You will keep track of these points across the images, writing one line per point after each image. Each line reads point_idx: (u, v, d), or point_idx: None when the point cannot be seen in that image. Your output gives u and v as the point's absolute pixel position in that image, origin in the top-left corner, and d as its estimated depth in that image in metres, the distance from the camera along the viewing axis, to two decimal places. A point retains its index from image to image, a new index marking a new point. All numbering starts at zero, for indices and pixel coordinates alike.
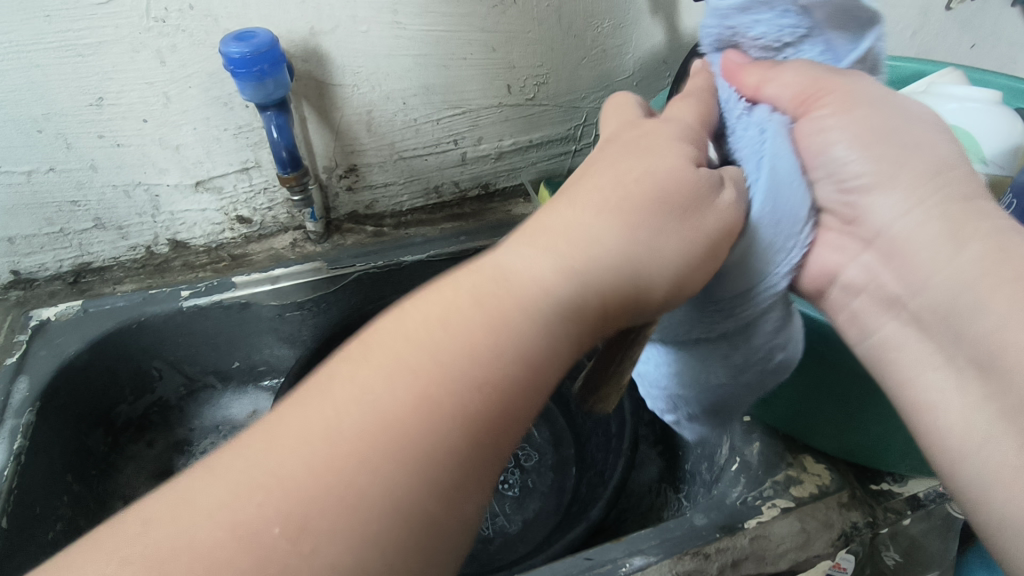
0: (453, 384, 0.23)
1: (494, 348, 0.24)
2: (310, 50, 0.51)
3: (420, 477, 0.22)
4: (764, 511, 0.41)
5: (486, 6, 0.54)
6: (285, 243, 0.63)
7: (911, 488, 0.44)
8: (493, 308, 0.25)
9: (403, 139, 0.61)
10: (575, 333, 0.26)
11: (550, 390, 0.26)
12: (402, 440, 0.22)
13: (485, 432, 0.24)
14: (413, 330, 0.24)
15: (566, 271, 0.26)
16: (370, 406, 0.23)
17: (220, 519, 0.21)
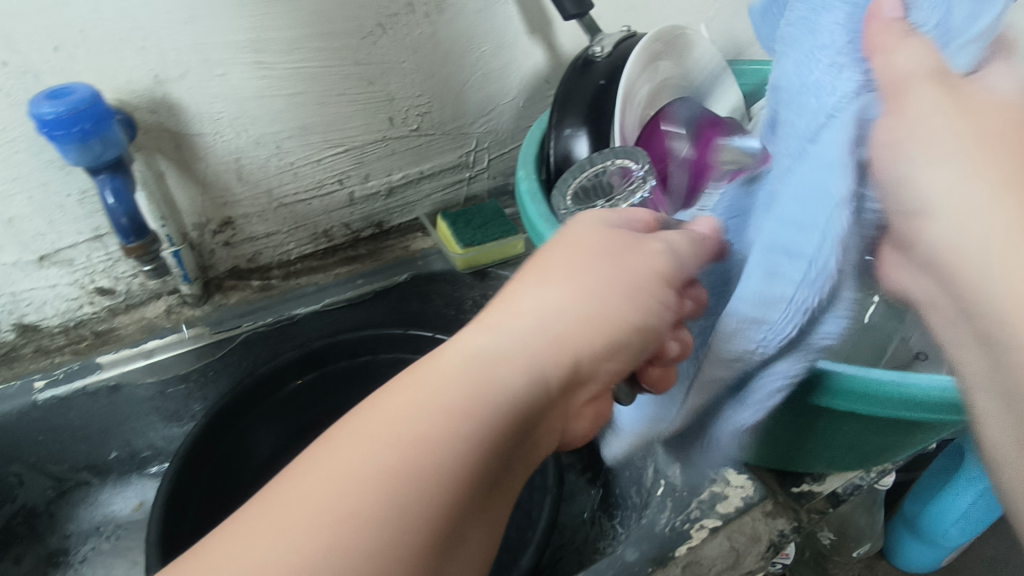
0: (421, 448, 0.24)
1: (468, 418, 0.25)
2: (158, 99, 0.46)
3: (382, 563, 0.22)
4: (693, 535, 0.40)
5: (357, 38, 0.50)
6: (158, 311, 0.57)
7: (830, 486, 0.43)
8: (470, 378, 0.26)
9: (280, 185, 0.56)
10: (538, 396, 0.27)
11: (510, 459, 0.27)
12: (382, 509, 0.23)
13: (451, 508, 0.24)
14: (397, 408, 0.25)
15: (524, 337, 0.28)
16: (337, 498, 0.23)
17: None
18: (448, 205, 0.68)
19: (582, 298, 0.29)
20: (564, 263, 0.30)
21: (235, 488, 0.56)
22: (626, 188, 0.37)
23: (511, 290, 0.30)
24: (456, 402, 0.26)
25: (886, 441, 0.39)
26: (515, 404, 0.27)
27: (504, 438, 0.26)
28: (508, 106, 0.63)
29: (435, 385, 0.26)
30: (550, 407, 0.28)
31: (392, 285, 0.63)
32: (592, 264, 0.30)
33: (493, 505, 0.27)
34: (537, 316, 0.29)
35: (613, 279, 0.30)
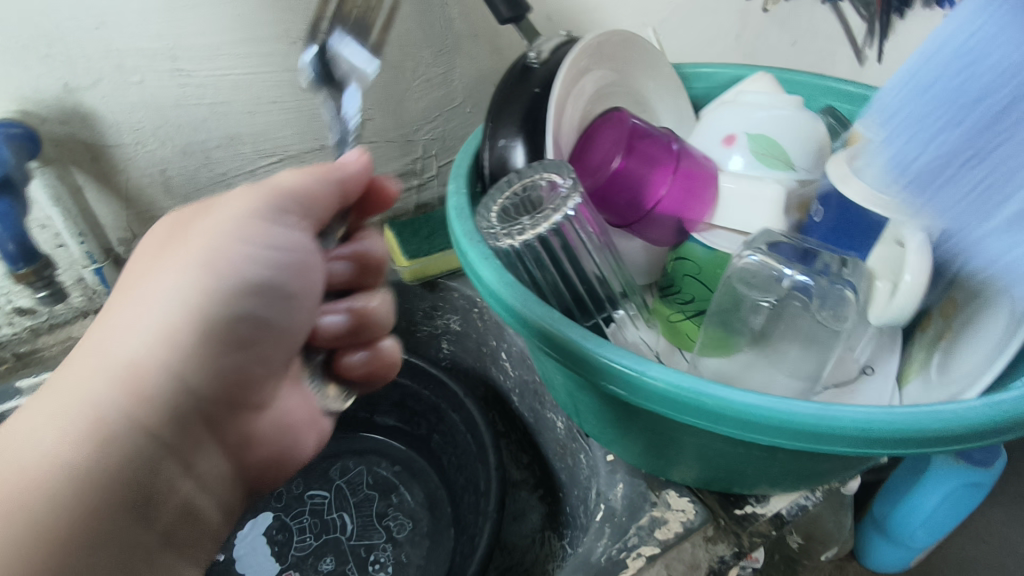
0: (133, 401, 0.28)
1: (161, 365, 0.29)
2: (69, 109, 0.44)
3: (93, 494, 0.27)
4: (630, 565, 0.38)
5: (286, 43, 0.47)
6: (84, 330, 0.54)
7: (774, 507, 0.42)
8: (152, 339, 0.29)
9: (213, 197, 0.53)
10: (232, 362, 0.31)
11: (216, 403, 0.31)
12: (63, 474, 0.26)
13: (161, 435, 0.29)
14: (88, 370, 0.29)
15: (185, 305, 0.30)
16: (23, 465, 0.26)
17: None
18: (397, 214, 0.65)
19: (202, 278, 0.30)
20: (227, 210, 0.32)
21: None
22: (555, 200, 0.36)
23: (165, 259, 0.31)
24: (140, 357, 0.29)
25: (825, 464, 0.37)
26: (193, 357, 0.30)
27: (193, 397, 0.30)
28: (455, 111, 0.60)
29: (114, 341, 0.29)
30: (232, 363, 0.31)
31: None
32: (231, 244, 0.31)
33: (195, 452, 0.31)
34: (210, 277, 0.31)
35: (281, 243, 0.32)
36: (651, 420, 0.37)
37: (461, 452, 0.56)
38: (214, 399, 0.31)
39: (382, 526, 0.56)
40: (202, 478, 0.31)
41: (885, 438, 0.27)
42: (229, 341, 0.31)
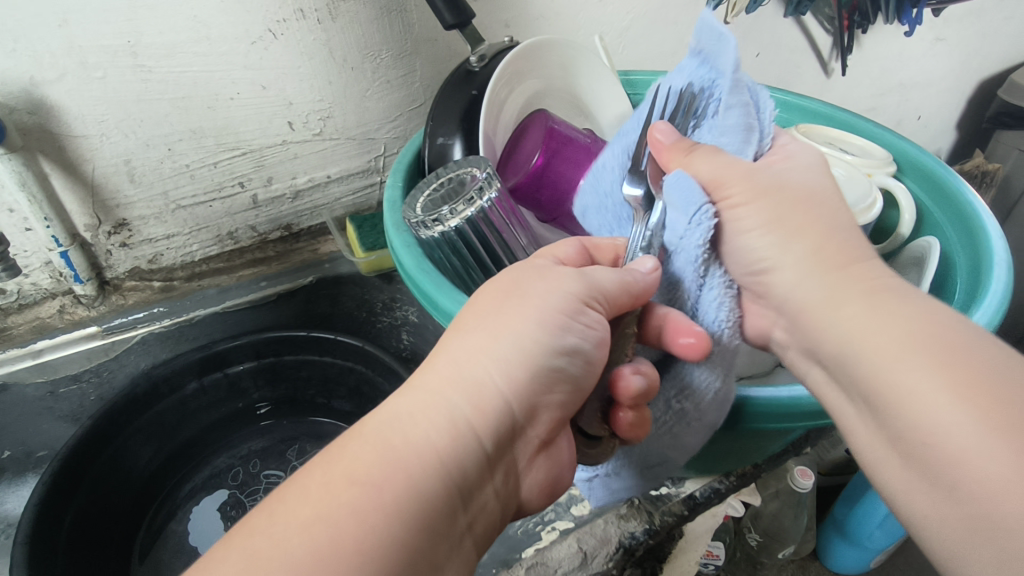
0: (309, 524, 0.24)
1: (376, 475, 0.25)
2: (35, 101, 0.47)
3: (353, 530, 0.23)
4: (543, 537, 0.41)
5: (244, 44, 0.50)
6: (51, 312, 0.58)
7: (687, 489, 0.44)
8: (389, 462, 0.26)
9: (177, 187, 0.56)
10: (430, 443, 0.26)
11: (360, 556, 0.23)
12: (330, 557, 0.23)
13: (402, 518, 0.24)
14: (323, 497, 0.24)
15: (450, 428, 0.27)
16: (317, 541, 0.23)
17: (304, 550, 0.23)
18: (360, 209, 0.68)
19: (502, 363, 0.28)
20: (508, 321, 0.29)
21: (120, 505, 0.55)
22: (474, 189, 0.39)
23: (423, 373, 0.29)
24: (310, 491, 0.25)
25: (741, 444, 0.40)
26: (462, 452, 0.27)
27: (438, 487, 0.26)
28: (415, 112, 0.62)
29: (408, 434, 0.26)
30: (420, 506, 0.25)
31: (297, 287, 0.65)
32: (554, 295, 0.30)
33: (448, 564, 0.26)
34: (476, 387, 0.28)
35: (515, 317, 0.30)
36: None
37: None
38: (420, 503, 0.25)
39: None
40: (395, 550, 0.24)
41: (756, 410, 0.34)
42: (397, 466, 0.25)
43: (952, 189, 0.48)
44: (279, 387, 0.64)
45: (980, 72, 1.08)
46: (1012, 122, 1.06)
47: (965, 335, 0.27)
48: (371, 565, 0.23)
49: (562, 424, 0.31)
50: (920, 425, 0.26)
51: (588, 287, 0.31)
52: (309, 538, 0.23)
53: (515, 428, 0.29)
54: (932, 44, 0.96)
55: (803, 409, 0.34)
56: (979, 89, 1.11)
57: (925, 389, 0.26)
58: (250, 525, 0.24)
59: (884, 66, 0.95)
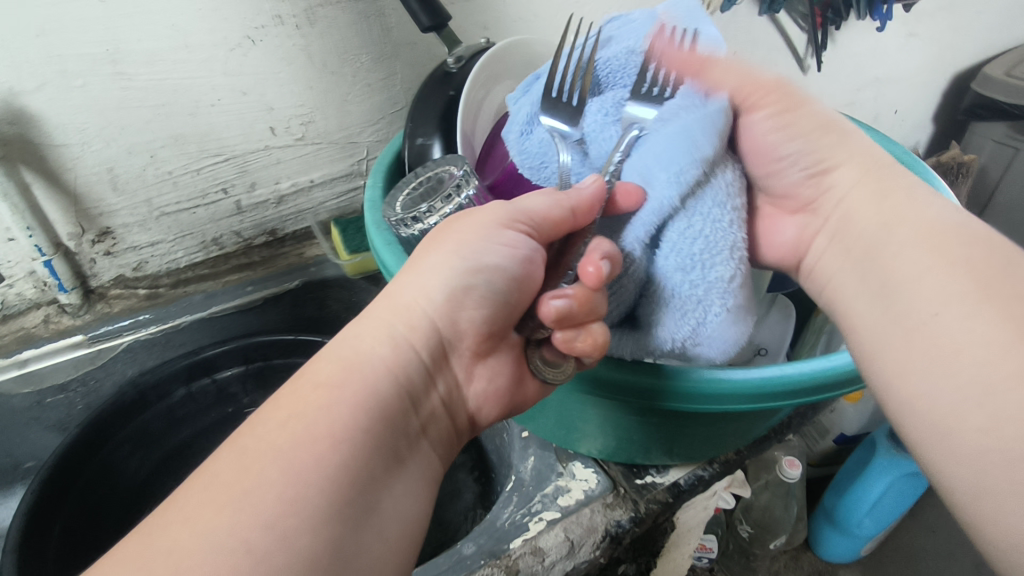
0: (285, 426, 0.26)
1: (335, 381, 0.28)
2: (15, 110, 0.47)
3: (320, 423, 0.26)
4: (530, 527, 0.42)
5: (223, 50, 0.51)
6: (35, 321, 0.58)
7: (671, 477, 0.45)
8: (343, 374, 0.29)
9: (159, 195, 0.57)
10: (377, 356, 0.30)
11: (330, 432, 0.26)
12: (309, 440, 0.26)
13: (362, 409, 0.28)
14: (296, 405, 0.27)
15: (392, 340, 0.30)
16: (296, 434, 0.26)
17: (283, 446, 0.26)
18: (344, 213, 0.69)
19: (435, 285, 0.31)
20: (431, 258, 0.32)
21: (109, 512, 0.54)
22: (452, 184, 0.40)
23: (374, 305, 0.32)
24: (276, 409, 0.27)
25: (723, 430, 0.41)
26: (408, 359, 0.30)
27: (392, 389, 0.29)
28: (397, 115, 0.63)
29: (357, 350, 0.30)
30: (379, 406, 0.28)
31: (284, 291, 0.65)
32: (482, 239, 0.32)
33: (409, 457, 0.29)
34: (412, 309, 0.31)
35: (446, 245, 0.32)
36: (567, 397, 0.39)
37: None
38: (375, 401, 0.28)
39: None
40: (360, 440, 0.27)
41: (778, 393, 0.34)
42: (353, 373, 0.29)
43: (919, 179, 0.49)
44: (268, 392, 0.64)
45: (952, 67, 1.11)
46: (985, 113, 1.08)
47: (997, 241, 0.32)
48: (340, 444, 0.26)
49: (495, 339, 0.34)
50: (918, 295, 0.32)
51: (514, 211, 0.33)
52: (280, 430, 0.26)
53: (451, 344, 0.32)
54: (904, 40, 0.98)
55: (777, 387, 0.34)
56: (952, 83, 1.13)
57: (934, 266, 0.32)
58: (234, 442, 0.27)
59: (860, 63, 0.97)
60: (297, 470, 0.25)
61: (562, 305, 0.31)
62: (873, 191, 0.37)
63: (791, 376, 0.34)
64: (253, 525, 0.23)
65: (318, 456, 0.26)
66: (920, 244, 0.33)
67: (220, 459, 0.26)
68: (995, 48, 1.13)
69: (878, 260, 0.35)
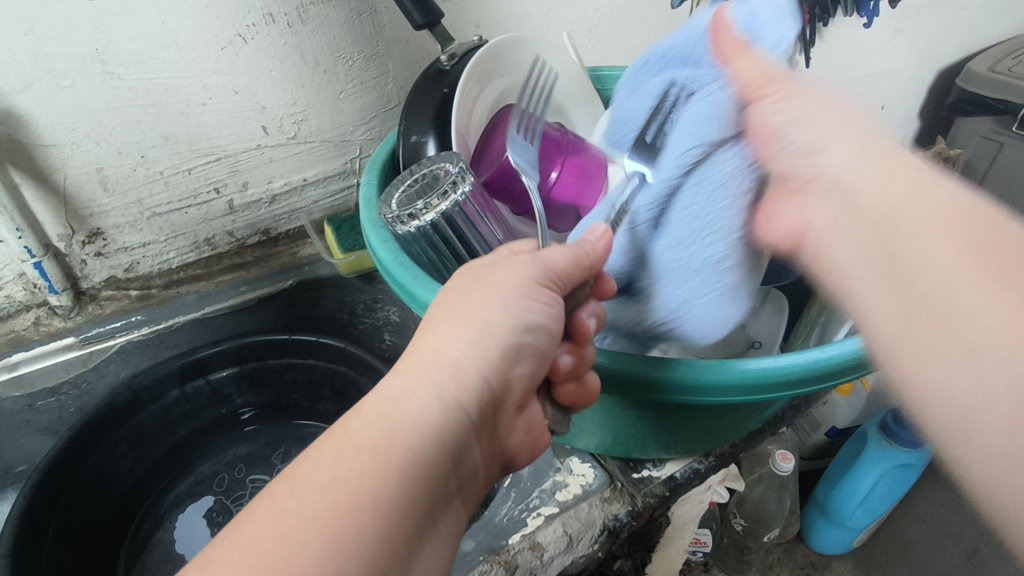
0: (326, 492, 0.26)
1: (378, 443, 0.27)
2: (3, 110, 0.46)
3: (363, 492, 0.26)
4: (528, 523, 0.42)
5: (214, 49, 0.51)
6: (26, 324, 0.58)
7: (667, 471, 0.45)
8: (384, 438, 0.27)
9: (151, 195, 0.56)
10: (420, 415, 0.28)
11: (371, 502, 0.26)
12: (347, 506, 0.25)
13: (404, 476, 0.27)
14: (336, 466, 0.27)
15: (438, 401, 0.29)
16: (334, 497, 0.26)
17: (320, 511, 0.25)
18: (338, 212, 0.69)
19: (472, 343, 0.30)
20: (472, 311, 0.31)
21: (103, 516, 0.54)
22: (447, 181, 0.40)
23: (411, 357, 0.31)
24: (319, 471, 0.27)
25: (719, 423, 0.41)
26: (455, 421, 0.29)
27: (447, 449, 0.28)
28: (389, 113, 0.63)
29: (404, 404, 0.29)
30: (421, 474, 0.27)
31: (278, 291, 0.65)
32: (510, 297, 0.31)
33: (441, 515, 0.29)
34: (450, 367, 0.30)
35: (480, 299, 0.32)
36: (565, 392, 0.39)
37: None
38: (416, 468, 0.27)
39: None
40: (398, 507, 0.26)
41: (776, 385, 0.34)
42: (394, 436, 0.27)
43: None
44: (262, 392, 0.64)
45: (938, 63, 1.12)
46: (972, 108, 1.09)
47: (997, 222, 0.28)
48: (379, 516, 0.26)
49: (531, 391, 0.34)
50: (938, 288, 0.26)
51: (543, 269, 0.32)
52: (319, 492, 0.26)
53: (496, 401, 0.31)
54: (892, 35, 0.99)
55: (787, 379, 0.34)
56: (938, 78, 1.15)
57: (947, 269, 0.27)
58: (271, 493, 0.27)
59: (848, 59, 0.97)
60: (337, 538, 0.25)
61: (570, 361, 0.35)
62: (880, 169, 0.29)
63: (788, 371, 0.34)
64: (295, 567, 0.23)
65: (355, 526, 0.25)
66: (938, 226, 0.27)
67: (258, 510, 0.26)
68: (980, 44, 1.14)
69: (887, 233, 0.28)
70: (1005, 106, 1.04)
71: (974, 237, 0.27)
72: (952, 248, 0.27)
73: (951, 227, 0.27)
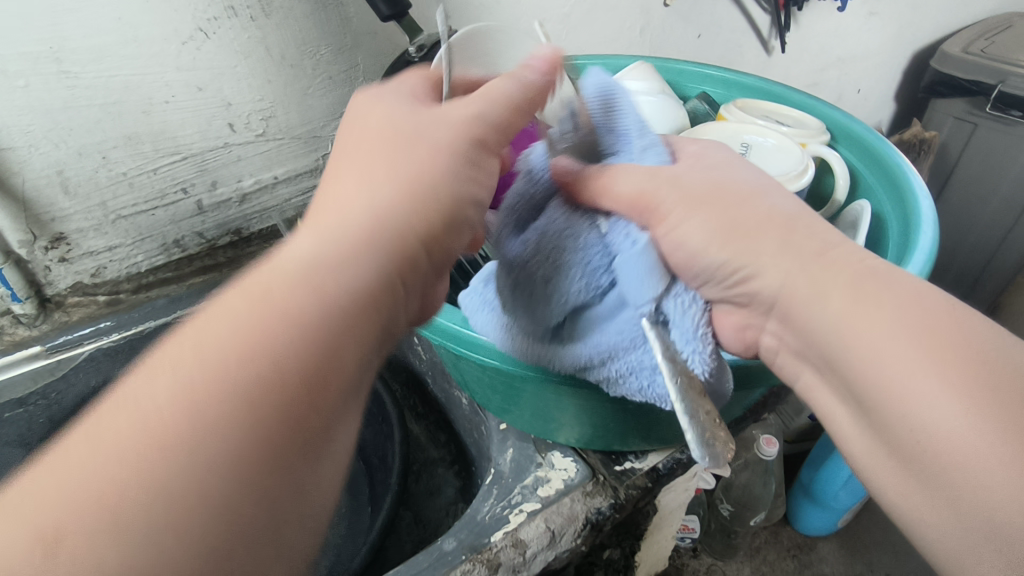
0: (177, 404, 0.20)
1: (270, 316, 0.22)
2: None
3: (214, 420, 0.20)
4: (511, 520, 0.41)
5: (175, 44, 0.49)
6: None
7: (650, 462, 0.45)
8: (267, 295, 0.22)
9: (115, 197, 0.55)
10: (309, 254, 0.24)
11: (216, 430, 0.20)
12: (186, 396, 0.20)
13: (278, 406, 0.21)
14: (202, 338, 0.21)
15: (326, 242, 0.25)
16: (160, 412, 0.20)
17: (155, 403, 0.20)
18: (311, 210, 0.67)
19: (393, 207, 0.27)
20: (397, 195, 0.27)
21: None
22: None
23: (328, 203, 0.27)
24: (177, 378, 0.21)
25: None
26: (351, 260, 0.24)
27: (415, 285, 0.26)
28: None
29: (338, 212, 0.26)
30: (290, 422, 0.21)
31: None
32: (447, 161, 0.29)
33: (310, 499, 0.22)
34: (355, 216, 0.26)
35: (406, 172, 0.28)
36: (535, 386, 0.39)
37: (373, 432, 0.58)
38: (293, 395, 0.21)
39: None
40: (245, 463, 0.20)
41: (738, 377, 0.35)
42: (279, 314, 0.22)
43: (882, 155, 0.50)
44: None
45: (911, 45, 1.13)
46: (946, 90, 1.10)
47: (965, 316, 0.27)
48: (227, 440, 0.20)
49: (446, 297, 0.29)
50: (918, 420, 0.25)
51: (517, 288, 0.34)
52: (163, 377, 0.20)
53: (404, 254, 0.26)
54: (866, 18, 0.99)
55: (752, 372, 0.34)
56: (912, 61, 1.16)
57: (922, 382, 0.25)
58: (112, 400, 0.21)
59: (823, 43, 0.97)
60: (152, 466, 0.19)
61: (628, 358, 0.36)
62: (842, 280, 0.29)
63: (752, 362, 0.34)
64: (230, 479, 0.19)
65: (183, 473, 0.19)
66: (920, 340, 0.26)
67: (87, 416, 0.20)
68: (951, 26, 1.15)
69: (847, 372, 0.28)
70: (979, 87, 1.05)
71: (954, 348, 0.25)
72: (928, 361, 0.25)
73: (926, 346, 0.26)
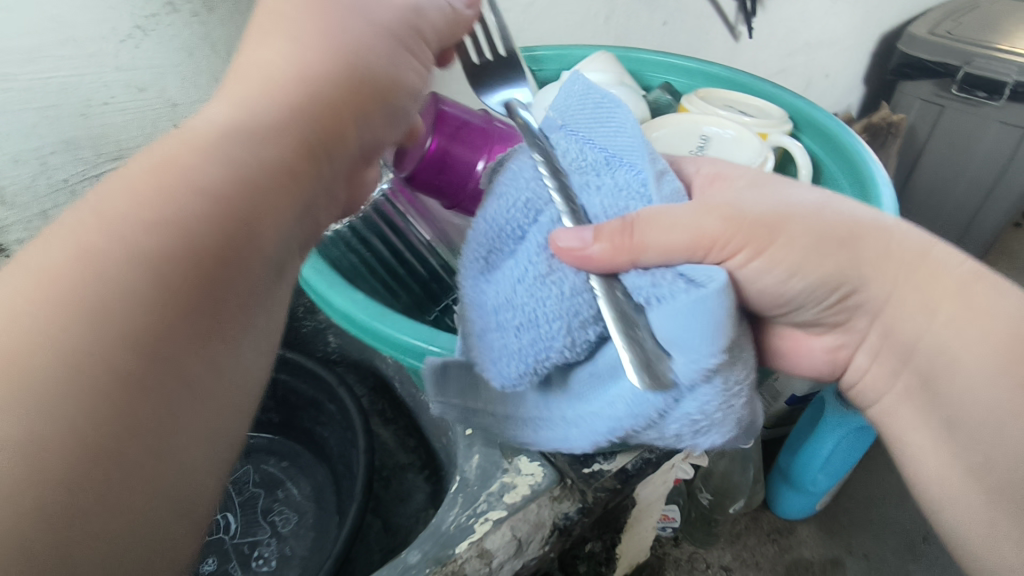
0: (92, 257, 0.21)
1: (185, 179, 0.23)
2: None
3: (135, 252, 0.21)
4: (476, 529, 0.40)
5: (114, 42, 0.46)
6: None
7: (618, 463, 0.44)
8: (181, 153, 0.24)
9: (56, 206, 0.52)
10: (239, 128, 0.25)
11: (142, 263, 0.21)
12: (111, 247, 0.21)
13: (199, 247, 0.22)
14: (135, 196, 0.22)
15: (248, 110, 0.26)
16: (98, 249, 0.21)
17: (81, 248, 0.21)
18: None
19: (300, 73, 0.27)
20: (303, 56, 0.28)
21: None
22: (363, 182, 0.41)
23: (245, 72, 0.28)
24: (99, 233, 0.21)
25: None
26: (267, 117, 0.26)
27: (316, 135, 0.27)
28: None
29: (263, 76, 0.27)
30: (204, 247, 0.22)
31: None
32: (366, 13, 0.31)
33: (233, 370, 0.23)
34: (279, 84, 0.27)
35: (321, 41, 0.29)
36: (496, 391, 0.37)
37: (341, 440, 0.57)
38: (212, 238, 0.22)
39: (267, 522, 0.56)
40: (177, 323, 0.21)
41: None
42: (209, 178, 0.23)
43: (845, 144, 0.49)
44: None
45: (878, 28, 1.13)
46: (912, 73, 1.11)
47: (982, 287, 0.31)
48: (151, 283, 0.21)
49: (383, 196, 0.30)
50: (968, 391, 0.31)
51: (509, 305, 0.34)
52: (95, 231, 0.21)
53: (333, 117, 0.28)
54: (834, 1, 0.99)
55: None
56: (879, 44, 1.16)
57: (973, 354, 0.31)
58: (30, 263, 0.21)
59: (791, 27, 0.97)
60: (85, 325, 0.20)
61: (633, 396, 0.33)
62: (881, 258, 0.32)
63: None
64: (108, 332, 0.20)
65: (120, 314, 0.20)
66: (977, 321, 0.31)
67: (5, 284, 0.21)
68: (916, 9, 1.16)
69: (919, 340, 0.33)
70: (945, 69, 1.06)
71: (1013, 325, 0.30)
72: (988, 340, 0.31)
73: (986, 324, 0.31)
